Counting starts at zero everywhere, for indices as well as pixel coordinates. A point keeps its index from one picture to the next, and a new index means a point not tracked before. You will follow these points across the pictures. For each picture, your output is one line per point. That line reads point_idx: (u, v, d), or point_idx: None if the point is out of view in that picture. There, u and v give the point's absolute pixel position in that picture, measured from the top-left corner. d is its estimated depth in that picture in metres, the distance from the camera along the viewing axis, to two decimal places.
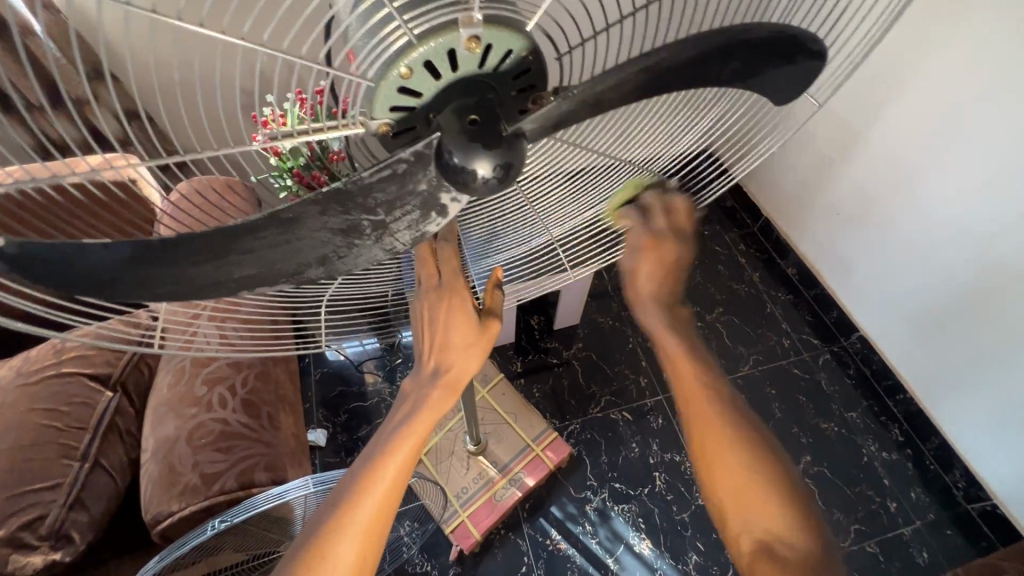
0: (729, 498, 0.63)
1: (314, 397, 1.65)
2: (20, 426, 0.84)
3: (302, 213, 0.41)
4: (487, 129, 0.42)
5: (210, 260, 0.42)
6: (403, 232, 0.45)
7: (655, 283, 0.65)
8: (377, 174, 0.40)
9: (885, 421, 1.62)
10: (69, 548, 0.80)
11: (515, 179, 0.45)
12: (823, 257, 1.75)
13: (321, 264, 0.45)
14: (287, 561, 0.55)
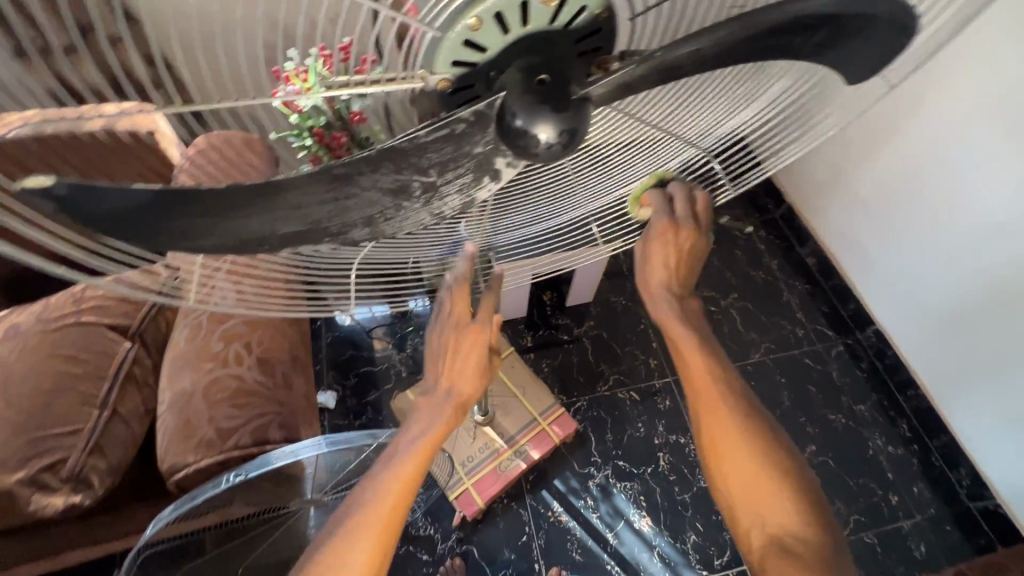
0: (742, 494, 0.64)
1: (324, 359, 1.66)
2: (43, 371, 0.85)
3: (354, 171, 0.42)
4: (553, 92, 0.43)
5: (252, 213, 0.42)
6: (453, 195, 0.48)
7: (662, 278, 0.64)
8: (434, 134, 0.41)
9: (893, 415, 1.61)
10: (89, 491, 0.83)
11: (577, 145, 0.46)
12: (844, 248, 1.71)
13: (367, 225, 0.48)
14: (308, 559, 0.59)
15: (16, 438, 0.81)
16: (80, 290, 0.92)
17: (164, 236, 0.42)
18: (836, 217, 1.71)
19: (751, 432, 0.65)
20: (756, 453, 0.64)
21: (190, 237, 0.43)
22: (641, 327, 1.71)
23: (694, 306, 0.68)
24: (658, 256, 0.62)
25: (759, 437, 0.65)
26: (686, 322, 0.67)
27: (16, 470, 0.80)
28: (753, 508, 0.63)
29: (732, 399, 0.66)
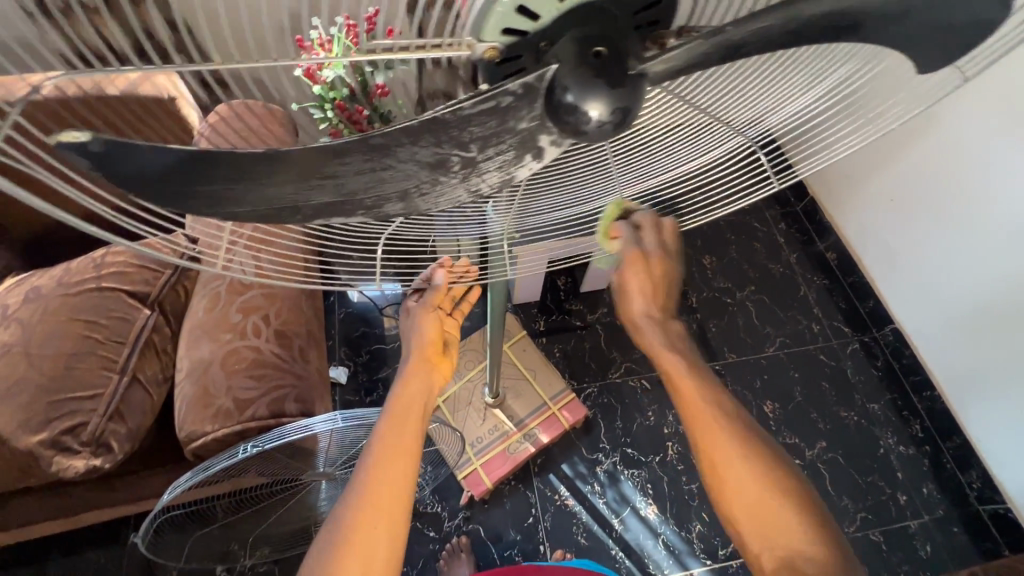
0: (748, 520, 0.60)
1: (336, 335, 1.66)
2: (63, 334, 0.85)
3: (394, 142, 0.40)
4: (608, 65, 0.41)
5: (291, 181, 0.41)
6: (492, 171, 0.46)
7: (641, 298, 0.63)
8: (479, 107, 0.39)
9: (906, 415, 1.59)
10: (109, 456, 0.84)
11: (630, 123, 0.44)
12: (867, 244, 1.68)
13: (402, 199, 0.46)
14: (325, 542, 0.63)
15: (37, 400, 0.81)
16: (101, 254, 0.92)
17: (198, 197, 0.40)
18: (860, 214, 1.67)
19: (749, 448, 0.63)
20: (756, 468, 0.62)
21: (223, 206, 0.42)
22: None
23: (677, 326, 0.69)
24: (635, 283, 0.62)
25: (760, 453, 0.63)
26: (671, 348, 0.67)
27: (38, 431, 0.81)
28: (757, 529, 0.60)
29: (724, 416, 0.64)
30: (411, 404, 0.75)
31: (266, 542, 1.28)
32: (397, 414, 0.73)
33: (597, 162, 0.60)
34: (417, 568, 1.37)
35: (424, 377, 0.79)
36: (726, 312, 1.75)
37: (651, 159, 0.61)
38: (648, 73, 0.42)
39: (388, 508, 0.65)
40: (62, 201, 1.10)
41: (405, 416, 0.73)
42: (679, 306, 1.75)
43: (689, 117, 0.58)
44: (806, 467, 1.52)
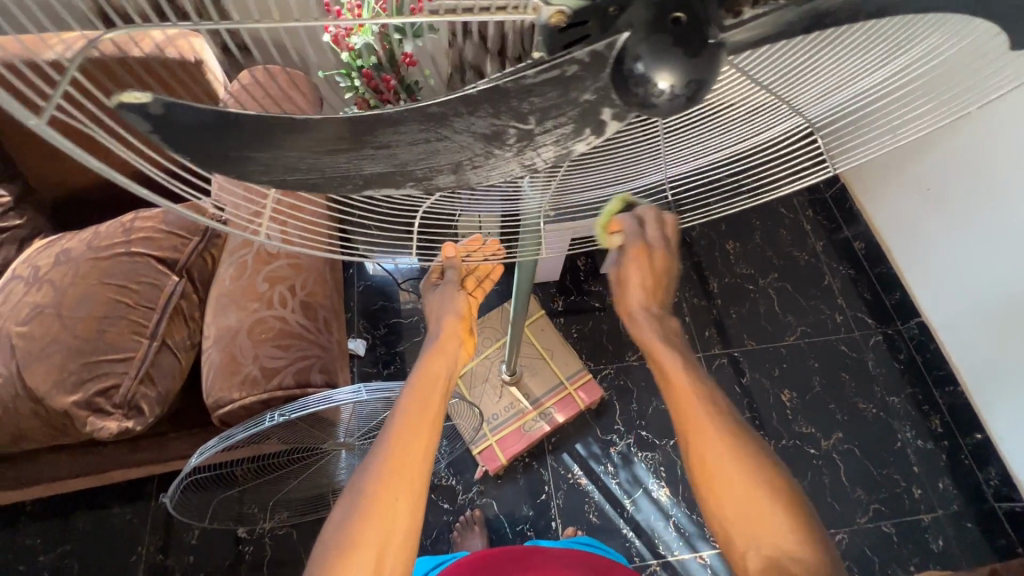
0: (737, 516, 0.63)
1: (355, 307, 1.67)
2: (94, 297, 0.86)
3: (450, 112, 0.39)
4: (689, 32, 0.38)
5: (350, 150, 0.40)
6: (549, 145, 0.44)
7: (639, 288, 0.69)
8: (543, 75, 0.38)
9: (926, 410, 1.57)
10: (140, 418, 0.85)
11: (702, 94, 0.42)
12: (898, 235, 1.64)
13: (454, 171, 0.44)
14: (346, 510, 0.64)
15: (70, 360, 0.83)
16: (130, 220, 0.92)
17: (251, 163, 0.40)
18: (893, 202, 1.63)
19: (741, 452, 0.65)
20: (745, 472, 0.64)
21: (276, 173, 0.41)
22: (674, 300, 1.71)
23: (672, 325, 0.74)
24: (635, 272, 0.68)
25: (752, 460, 0.65)
26: (667, 343, 0.72)
27: (72, 392, 0.82)
28: (745, 533, 0.62)
29: (721, 422, 0.67)
30: (434, 378, 0.75)
31: (286, 507, 1.32)
32: (420, 388, 0.73)
33: (646, 140, 0.59)
34: (430, 538, 1.40)
35: (449, 353, 0.78)
36: (747, 299, 1.72)
37: (702, 140, 0.60)
38: (728, 44, 0.39)
39: (409, 478, 0.65)
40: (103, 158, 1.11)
41: (429, 389, 0.73)
42: (699, 291, 1.73)
43: (748, 95, 0.56)
44: (822, 457, 1.52)
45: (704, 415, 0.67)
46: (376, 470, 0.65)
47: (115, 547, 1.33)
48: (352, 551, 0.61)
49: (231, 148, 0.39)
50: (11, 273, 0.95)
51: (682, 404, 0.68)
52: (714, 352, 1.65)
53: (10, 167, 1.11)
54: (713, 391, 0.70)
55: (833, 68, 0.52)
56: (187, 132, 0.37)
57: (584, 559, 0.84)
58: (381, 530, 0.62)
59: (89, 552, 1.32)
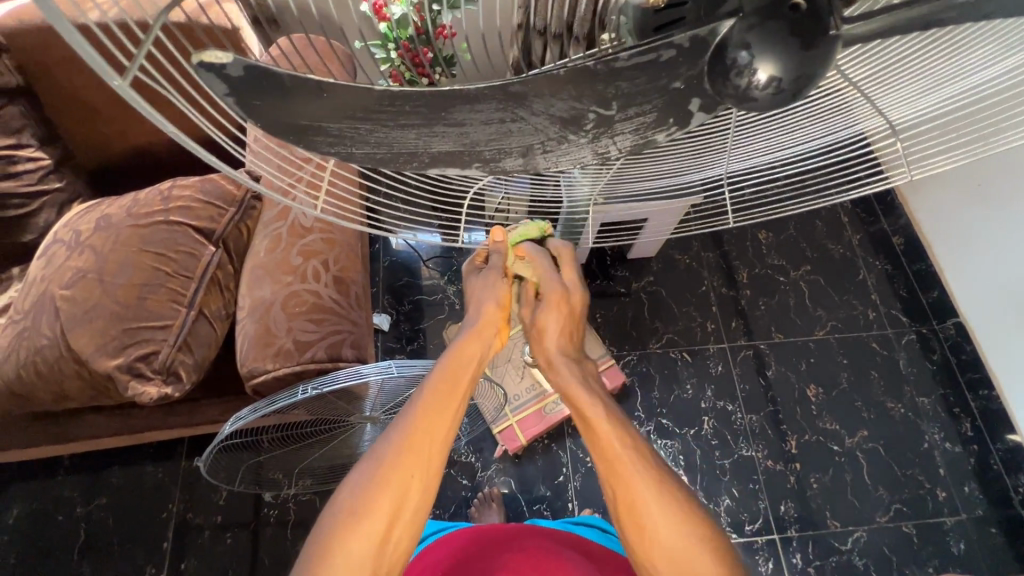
0: (666, 565, 0.62)
1: (380, 282, 1.68)
2: (133, 264, 0.87)
3: (530, 89, 0.37)
4: (808, 23, 0.36)
5: (416, 124, 0.38)
6: (626, 134, 0.42)
7: (556, 337, 0.77)
8: (636, 59, 0.37)
9: (956, 412, 1.54)
10: (178, 384, 0.87)
11: (803, 87, 0.39)
12: (941, 234, 1.60)
13: (523, 154, 0.41)
14: (359, 475, 0.65)
15: (111, 325, 0.84)
16: (168, 188, 0.93)
17: (320, 134, 0.38)
18: (942, 200, 1.58)
19: (665, 491, 0.65)
20: (672, 524, 0.63)
21: (345, 145, 0.39)
22: (702, 289, 1.68)
23: (594, 381, 0.77)
24: (552, 321, 0.77)
25: (674, 499, 0.65)
26: (585, 387, 0.74)
27: (115, 356, 0.84)
28: (672, 569, 0.62)
29: (643, 463, 0.67)
30: (463, 362, 0.74)
31: (309, 474, 1.35)
32: (452, 368, 0.72)
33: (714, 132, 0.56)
34: (447, 513, 1.42)
35: (483, 339, 0.75)
36: (777, 290, 1.69)
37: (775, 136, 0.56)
38: (843, 39, 0.37)
39: (425, 458, 0.65)
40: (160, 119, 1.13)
41: (457, 372, 0.72)
42: (728, 280, 1.69)
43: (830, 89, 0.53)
44: (845, 454, 1.50)
45: (624, 454, 0.67)
46: (395, 445, 0.65)
47: (147, 503, 1.38)
48: (356, 526, 0.61)
49: (296, 119, 0.37)
50: (55, 236, 0.97)
51: (604, 449, 0.67)
52: (739, 343, 1.62)
53: (50, 131, 1.12)
54: (637, 439, 0.69)
55: (929, 70, 0.48)
56: (262, 84, 0.34)
57: (570, 546, 0.84)
58: (393, 502, 0.63)
59: (122, 506, 1.38)
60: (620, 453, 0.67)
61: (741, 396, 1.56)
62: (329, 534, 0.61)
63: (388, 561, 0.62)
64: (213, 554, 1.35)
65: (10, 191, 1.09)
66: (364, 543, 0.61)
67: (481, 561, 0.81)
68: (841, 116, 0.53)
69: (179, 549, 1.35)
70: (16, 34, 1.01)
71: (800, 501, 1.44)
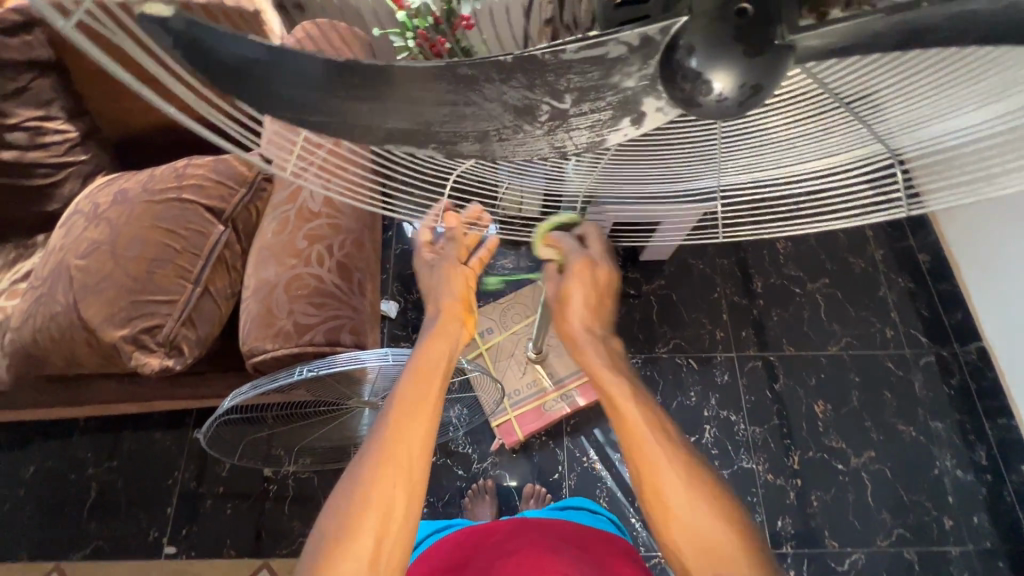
0: (693, 550, 0.60)
1: (391, 270, 1.69)
2: (144, 240, 0.89)
3: (481, 74, 0.37)
4: (755, 28, 0.35)
5: (365, 99, 0.37)
6: (583, 129, 0.42)
7: (581, 309, 0.75)
8: (583, 53, 0.36)
9: (972, 440, 1.48)
10: (180, 358, 0.89)
11: (757, 100, 0.38)
12: (968, 253, 1.54)
13: (479, 140, 0.41)
14: (349, 473, 0.61)
15: (121, 297, 0.86)
16: (183, 166, 0.95)
17: (271, 104, 0.38)
18: (971, 219, 1.52)
19: (695, 481, 0.62)
20: (706, 502, 0.61)
21: (300, 115, 0.38)
22: (714, 296, 1.65)
23: (622, 359, 0.73)
24: (579, 293, 0.75)
25: (709, 491, 0.62)
26: (612, 367, 0.71)
27: (121, 327, 0.86)
28: (701, 554, 0.59)
29: (675, 451, 0.64)
30: (436, 359, 0.69)
31: (307, 453, 1.37)
32: (423, 363, 0.68)
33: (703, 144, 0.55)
34: (441, 501, 1.43)
35: (450, 332, 0.73)
36: (792, 302, 1.65)
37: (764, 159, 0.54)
38: (796, 50, 0.36)
39: (405, 469, 0.61)
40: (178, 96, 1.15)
41: (430, 372, 0.67)
42: (742, 288, 1.66)
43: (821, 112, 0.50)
44: (849, 474, 1.46)
45: (654, 440, 0.64)
46: (380, 443, 0.62)
47: (155, 469, 1.43)
48: (346, 546, 0.57)
49: (275, 88, 0.37)
50: (75, 206, 1.01)
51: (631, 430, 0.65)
52: (748, 354, 1.59)
53: (78, 105, 1.16)
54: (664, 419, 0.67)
55: (926, 96, 0.44)
56: (222, 61, 0.35)
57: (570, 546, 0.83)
58: (384, 502, 0.59)
59: (131, 470, 1.43)
60: (643, 432, 0.64)
61: (746, 407, 1.53)
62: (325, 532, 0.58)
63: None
64: (213, 523, 1.39)
65: (38, 161, 1.13)
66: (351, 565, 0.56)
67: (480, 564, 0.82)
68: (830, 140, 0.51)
69: (182, 515, 1.40)
70: None
71: (798, 517, 1.42)
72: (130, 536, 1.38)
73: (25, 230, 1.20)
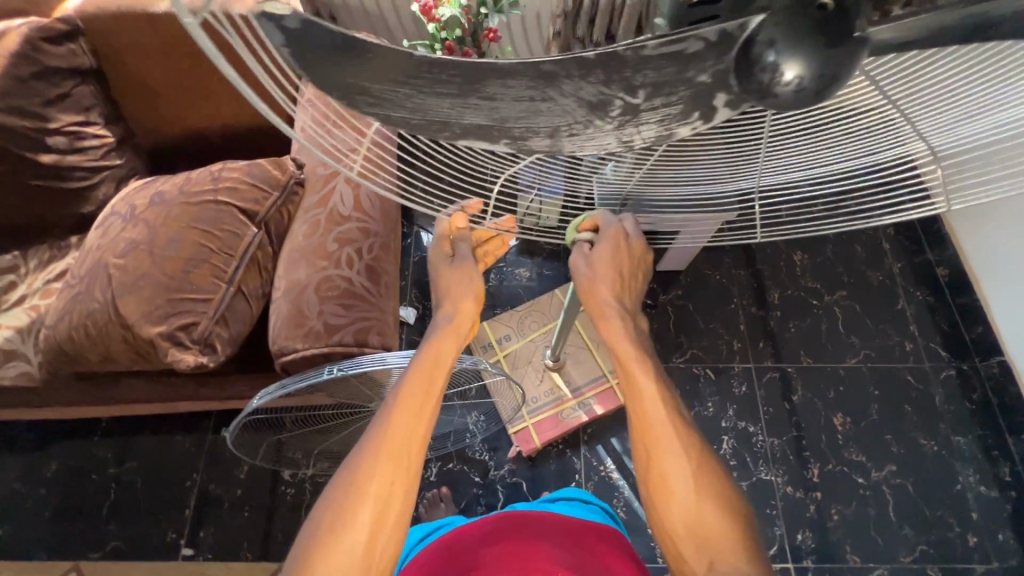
0: (688, 537, 0.62)
1: (409, 277, 1.71)
2: (181, 239, 0.92)
3: (561, 70, 0.36)
4: (832, 24, 0.35)
5: (451, 95, 0.36)
6: (652, 124, 0.41)
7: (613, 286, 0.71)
8: (664, 48, 0.36)
9: (995, 455, 1.46)
10: (213, 356, 0.90)
11: (829, 92, 0.38)
12: (989, 266, 1.53)
13: (550, 135, 0.40)
14: (337, 481, 0.63)
15: (157, 295, 0.89)
16: (218, 169, 0.98)
17: (361, 93, 0.37)
18: (991, 233, 1.51)
19: (697, 468, 0.64)
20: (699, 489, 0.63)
21: (384, 106, 0.37)
22: (730, 306, 1.65)
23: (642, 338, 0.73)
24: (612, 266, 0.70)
25: (709, 481, 0.64)
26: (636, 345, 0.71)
27: (158, 323, 0.88)
28: (693, 542, 0.62)
29: (686, 436, 0.65)
30: (441, 359, 0.69)
31: (324, 457, 1.38)
32: (425, 368, 0.67)
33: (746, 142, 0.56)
34: (457, 507, 1.43)
35: (456, 335, 0.72)
36: (809, 314, 1.64)
37: (804, 155, 0.55)
38: (870, 42, 0.36)
39: (402, 465, 0.62)
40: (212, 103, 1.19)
41: (432, 371, 0.67)
42: (759, 299, 1.66)
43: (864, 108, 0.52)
44: (870, 487, 1.44)
45: (668, 422, 0.65)
46: (371, 451, 0.62)
47: (174, 470, 1.44)
48: (344, 526, 0.59)
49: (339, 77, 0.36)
50: (112, 208, 1.04)
51: (647, 411, 0.66)
52: (766, 365, 1.59)
53: (114, 111, 1.20)
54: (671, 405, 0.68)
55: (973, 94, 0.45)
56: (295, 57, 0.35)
57: (561, 533, 0.82)
58: (371, 514, 0.60)
59: (150, 471, 1.44)
60: (657, 418, 0.65)
61: (763, 418, 1.52)
62: (310, 541, 0.60)
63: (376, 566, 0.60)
64: (231, 524, 1.40)
65: (75, 165, 1.16)
66: (349, 547, 0.59)
67: (466, 559, 0.78)
68: (875, 136, 0.52)
69: (199, 517, 1.40)
70: (96, 19, 1.09)
71: (817, 531, 1.40)
72: (148, 537, 1.38)
73: (60, 232, 1.23)
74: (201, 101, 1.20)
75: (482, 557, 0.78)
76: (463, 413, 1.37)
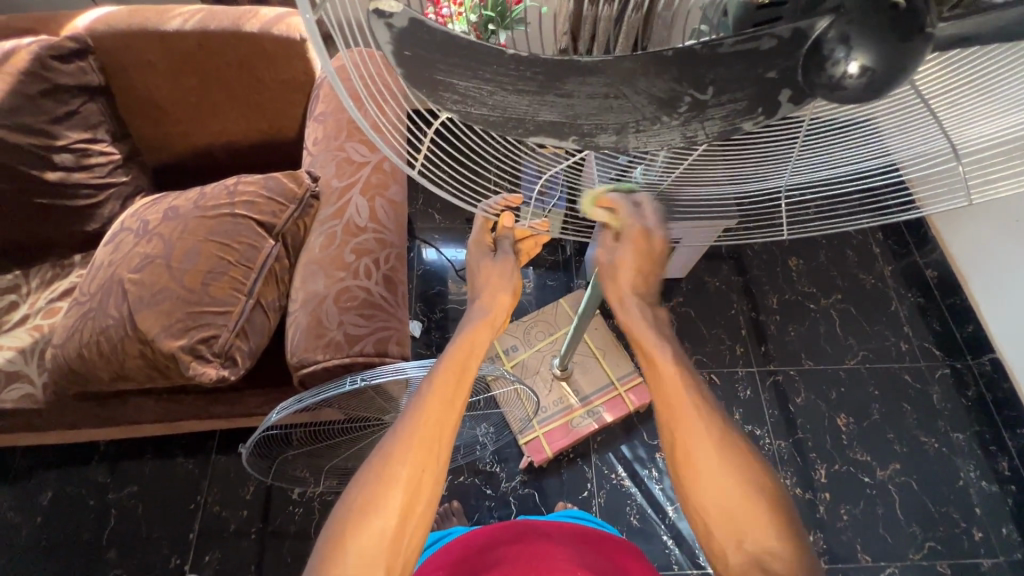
0: (717, 516, 0.58)
1: (413, 290, 1.71)
2: (198, 251, 0.92)
3: (636, 68, 0.39)
4: (904, 19, 0.39)
5: (530, 92, 0.39)
6: (716, 120, 0.43)
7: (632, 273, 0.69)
8: (737, 47, 0.39)
9: (993, 451, 1.50)
10: (234, 368, 0.90)
11: (880, 83, 0.41)
12: (975, 264, 1.59)
13: (617, 132, 0.42)
14: (357, 474, 0.58)
15: (177, 308, 0.88)
16: (234, 183, 0.99)
17: (447, 90, 0.40)
18: (975, 234, 1.58)
19: (725, 440, 0.60)
20: (730, 463, 0.59)
21: (466, 104, 0.41)
22: (731, 311, 1.68)
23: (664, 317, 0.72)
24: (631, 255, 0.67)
25: (733, 452, 0.60)
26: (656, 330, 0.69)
27: (178, 337, 0.87)
28: (721, 518, 0.57)
29: (708, 414, 0.61)
30: (473, 349, 0.67)
31: (334, 474, 1.36)
32: (457, 359, 0.65)
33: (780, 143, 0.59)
34: (470, 521, 1.41)
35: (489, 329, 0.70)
36: (808, 317, 1.68)
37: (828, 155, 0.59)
38: (936, 38, 0.41)
39: (435, 452, 0.58)
40: (217, 117, 1.20)
41: (465, 361, 0.65)
42: (758, 304, 1.69)
43: (888, 111, 0.56)
44: (877, 487, 1.47)
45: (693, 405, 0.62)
46: (403, 438, 0.58)
47: (176, 494, 1.40)
48: (373, 513, 0.55)
49: (431, 74, 0.39)
50: (123, 224, 1.03)
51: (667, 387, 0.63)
52: (768, 368, 1.61)
53: (122, 128, 1.20)
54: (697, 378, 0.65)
55: (1001, 90, 0.50)
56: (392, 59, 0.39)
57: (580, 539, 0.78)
58: (403, 501, 0.56)
59: (151, 495, 1.40)
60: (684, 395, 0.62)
61: (769, 421, 1.54)
62: (335, 534, 0.55)
63: (403, 557, 0.55)
64: (237, 547, 1.36)
65: (80, 182, 1.15)
66: (375, 537, 0.55)
67: (481, 559, 0.75)
68: (899, 136, 0.56)
69: (203, 541, 1.36)
70: (106, 38, 1.10)
71: (828, 532, 1.41)
72: (152, 564, 1.34)
73: (62, 250, 1.21)
74: (206, 117, 1.20)
75: (496, 557, 0.75)
76: (473, 425, 1.36)
